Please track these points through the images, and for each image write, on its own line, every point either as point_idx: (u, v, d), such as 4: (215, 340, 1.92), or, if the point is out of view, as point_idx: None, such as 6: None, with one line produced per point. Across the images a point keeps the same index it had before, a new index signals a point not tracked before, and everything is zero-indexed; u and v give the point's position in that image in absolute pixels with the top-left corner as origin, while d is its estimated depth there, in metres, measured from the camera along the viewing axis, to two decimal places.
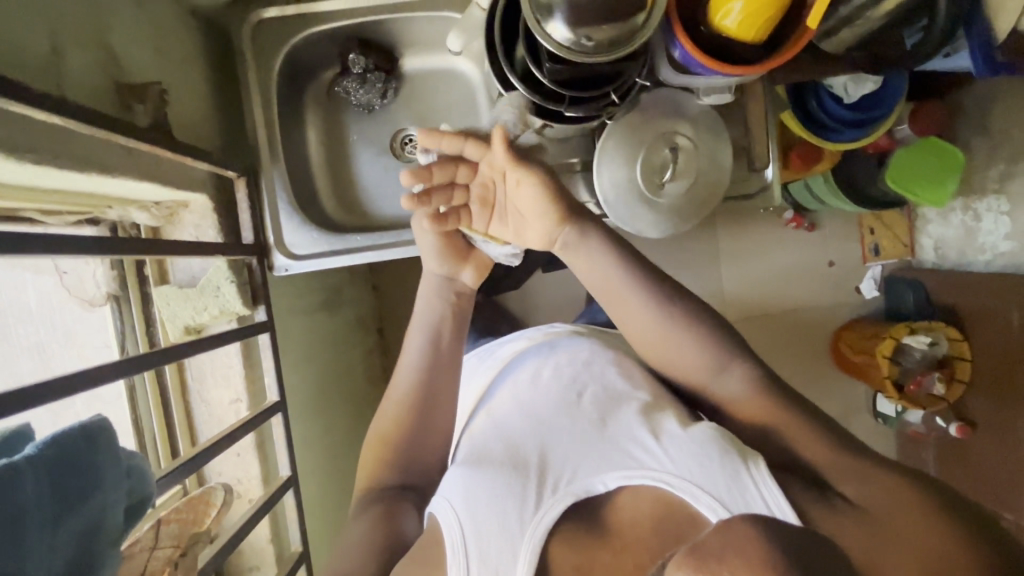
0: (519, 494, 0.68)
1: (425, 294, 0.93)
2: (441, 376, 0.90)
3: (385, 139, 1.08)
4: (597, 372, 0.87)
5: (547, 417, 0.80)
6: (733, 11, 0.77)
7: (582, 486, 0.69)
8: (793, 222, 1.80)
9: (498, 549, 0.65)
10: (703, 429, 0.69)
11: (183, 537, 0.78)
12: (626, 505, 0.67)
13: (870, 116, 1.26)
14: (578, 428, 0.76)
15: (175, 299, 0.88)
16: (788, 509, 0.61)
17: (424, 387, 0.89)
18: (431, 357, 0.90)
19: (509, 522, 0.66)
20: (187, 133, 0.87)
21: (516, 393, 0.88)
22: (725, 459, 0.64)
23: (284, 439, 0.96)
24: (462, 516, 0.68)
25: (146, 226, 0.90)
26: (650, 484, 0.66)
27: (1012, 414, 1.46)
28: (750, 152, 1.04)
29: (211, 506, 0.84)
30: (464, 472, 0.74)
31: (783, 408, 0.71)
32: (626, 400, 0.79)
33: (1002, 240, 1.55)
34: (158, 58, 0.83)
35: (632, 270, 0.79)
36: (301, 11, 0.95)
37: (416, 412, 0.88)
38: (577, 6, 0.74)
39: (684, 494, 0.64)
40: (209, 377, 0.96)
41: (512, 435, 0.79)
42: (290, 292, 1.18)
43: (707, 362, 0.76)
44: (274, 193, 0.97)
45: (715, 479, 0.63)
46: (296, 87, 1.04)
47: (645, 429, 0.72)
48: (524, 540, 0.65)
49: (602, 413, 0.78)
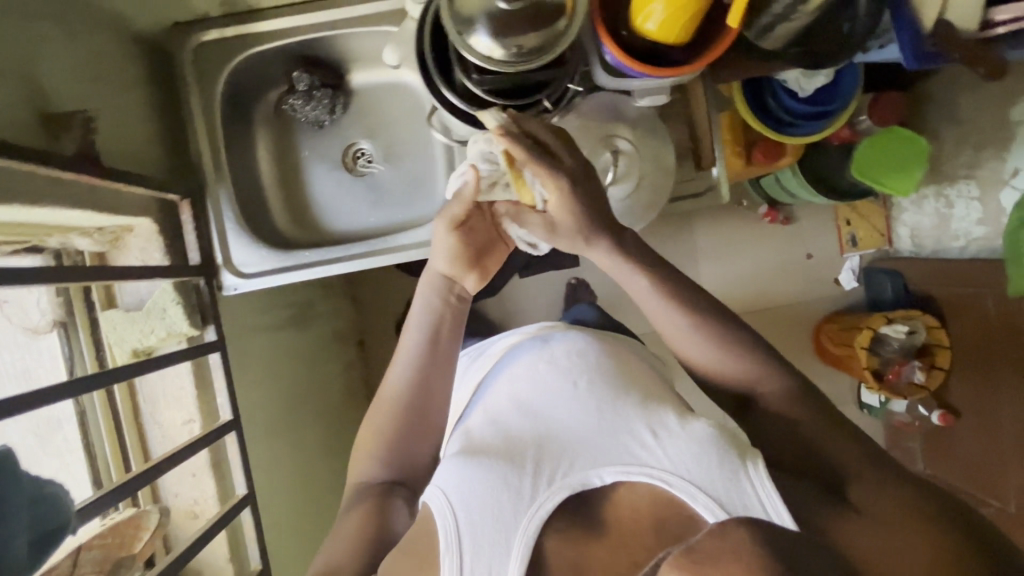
0: (515, 487, 0.65)
1: (425, 288, 0.85)
2: (439, 376, 0.83)
3: (337, 153, 1.05)
4: (593, 364, 0.80)
5: (540, 404, 0.75)
6: (654, 13, 0.71)
7: (579, 479, 0.65)
8: (767, 217, 1.78)
9: (491, 540, 0.62)
10: (700, 426, 0.67)
11: (105, 563, 0.73)
12: (624, 501, 0.63)
13: (828, 108, 1.26)
14: (576, 417, 0.72)
15: (121, 323, 0.83)
16: (787, 515, 0.58)
17: (420, 388, 0.81)
18: (427, 350, 0.83)
19: (505, 514, 0.63)
20: (124, 160, 0.82)
21: (513, 384, 0.80)
22: (723, 458, 0.62)
23: (241, 459, 0.90)
24: (456, 503, 0.64)
25: (91, 252, 0.85)
26: (646, 480, 0.63)
27: (992, 398, 1.46)
28: (696, 152, 0.99)
29: (143, 530, 0.80)
30: (456, 462, 0.70)
31: (810, 413, 0.68)
32: (626, 393, 0.75)
33: (974, 226, 1.53)
34: (94, 84, 0.78)
35: (667, 280, 0.74)
36: (240, 32, 0.91)
37: (410, 413, 0.80)
38: (500, 16, 0.71)
39: (682, 494, 0.61)
40: (161, 399, 0.88)
41: (505, 426, 0.74)
42: (251, 312, 1.13)
43: (738, 380, 0.72)
44: (222, 213, 0.93)
45: (714, 476, 0.61)
46: (244, 106, 1.00)
47: (645, 424, 0.69)
48: (518, 530, 0.63)
49: (601, 401, 0.73)
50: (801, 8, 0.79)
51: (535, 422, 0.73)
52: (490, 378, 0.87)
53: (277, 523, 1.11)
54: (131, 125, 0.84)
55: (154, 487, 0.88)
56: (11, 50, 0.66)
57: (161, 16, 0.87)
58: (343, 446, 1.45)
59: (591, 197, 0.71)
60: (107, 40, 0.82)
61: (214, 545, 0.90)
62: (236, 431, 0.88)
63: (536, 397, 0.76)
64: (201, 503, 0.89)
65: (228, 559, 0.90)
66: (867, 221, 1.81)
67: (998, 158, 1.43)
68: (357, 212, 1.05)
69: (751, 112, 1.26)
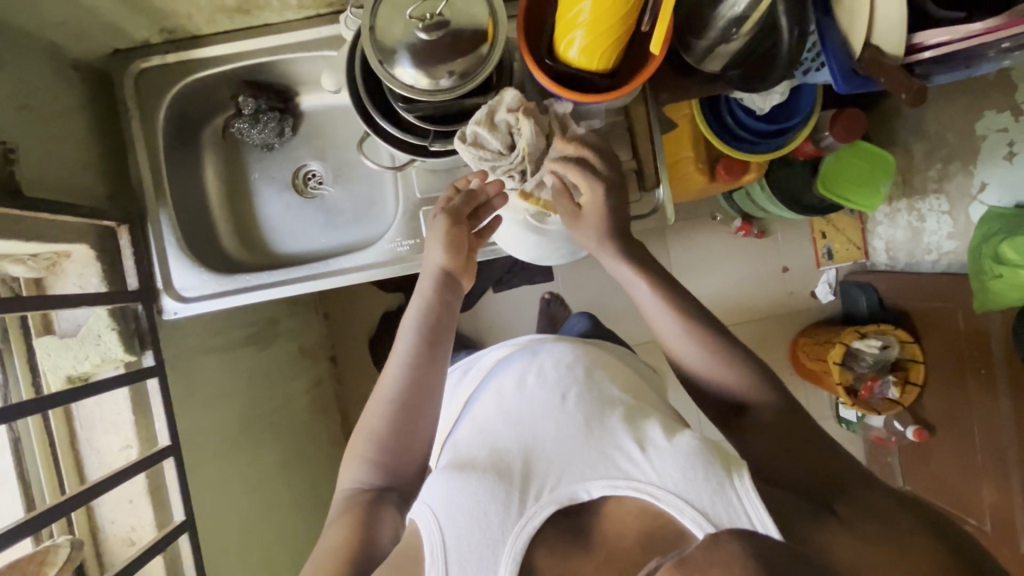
0: (503, 501, 0.64)
1: (422, 287, 0.82)
2: (430, 374, 0.79)
3: (287, 176, 1.05)
4: (579, 377, 0.81)
5: (526, 416, 0.75)
6: (575, 41, 0.72)
7: (566, 493, 0.64)
8: (742, 231, 1.77)
9: (477, 556, 0.61)
10: (684, 438, 0.66)
11: None
12: (614, 514, 0.62)
13: (787, 125, 1.26)
14: (564, 431, 0.71)
15: (55, 349, 0.84)
16: (771, 525, 0.57)
17: (415, 388, 0.77)
18: (421, 352, 0.79)
19: (491, 528, 0.62)
20: (53, 189, 0.81)
21: (500, 397, 0.81)
22: (709, 472, 0.61)
23: (178, 483, 0.90)
24: (441, 519, 0.64)
25: (27, 279, 0.85)
26: (634, 495, 0.62)
27: (963, 414, 1.43)
28: (640, 175, 0.97)
29: (48, 566, 0.74)
30: (443, 478, 0.69)
31: (774, 442, 0.69)
32: (611, 406, 0.75)
33: (945, 239, 1.50)
34: (21, 114, 0.79)
35: (665, 293, 0.78)
36: (183, 57, 0.92)
37: (404, 414, 0.76)
38: (420, 46, 0.71)
39: (665, 506, 0.60)
40: (98, 424, 0.88)
41: (492, 440, 0.74)
42: (202, 333, 1.12)
43: (732, 389, 0.74)
44: (164, 237, 0.93)
45: (702, 490, 0.60)
46: (190, 131, 1.00)
47: (631, 437, 0.68)
48: (505, 547, 0.61)
49: (588, 415, 0.73)
50: (736, 32, 0.77)
51: (519, 434, 0.73)
52: (479, 394, 0.88)
53: (229, 546, 1.10)
54: (68, 154, 0.85)
55: (90, 513, 0.89)
56: None
57: (98, 44, 0.88)
58: (307, 465, 1.44)
59: (619, 204, 0.80)
60: (40, 69, 0.83)
61: (152, 571, 0.90)
62: (176, 455, 0.89)
63: (521, 409, 0.76)
64: (138, 530, 0.89)
65: None
66: (843, 234, 1.79)
67: (965, 172, 1.40)
68: (308, 233, 1.05)
69: (708, 128, 1.25)
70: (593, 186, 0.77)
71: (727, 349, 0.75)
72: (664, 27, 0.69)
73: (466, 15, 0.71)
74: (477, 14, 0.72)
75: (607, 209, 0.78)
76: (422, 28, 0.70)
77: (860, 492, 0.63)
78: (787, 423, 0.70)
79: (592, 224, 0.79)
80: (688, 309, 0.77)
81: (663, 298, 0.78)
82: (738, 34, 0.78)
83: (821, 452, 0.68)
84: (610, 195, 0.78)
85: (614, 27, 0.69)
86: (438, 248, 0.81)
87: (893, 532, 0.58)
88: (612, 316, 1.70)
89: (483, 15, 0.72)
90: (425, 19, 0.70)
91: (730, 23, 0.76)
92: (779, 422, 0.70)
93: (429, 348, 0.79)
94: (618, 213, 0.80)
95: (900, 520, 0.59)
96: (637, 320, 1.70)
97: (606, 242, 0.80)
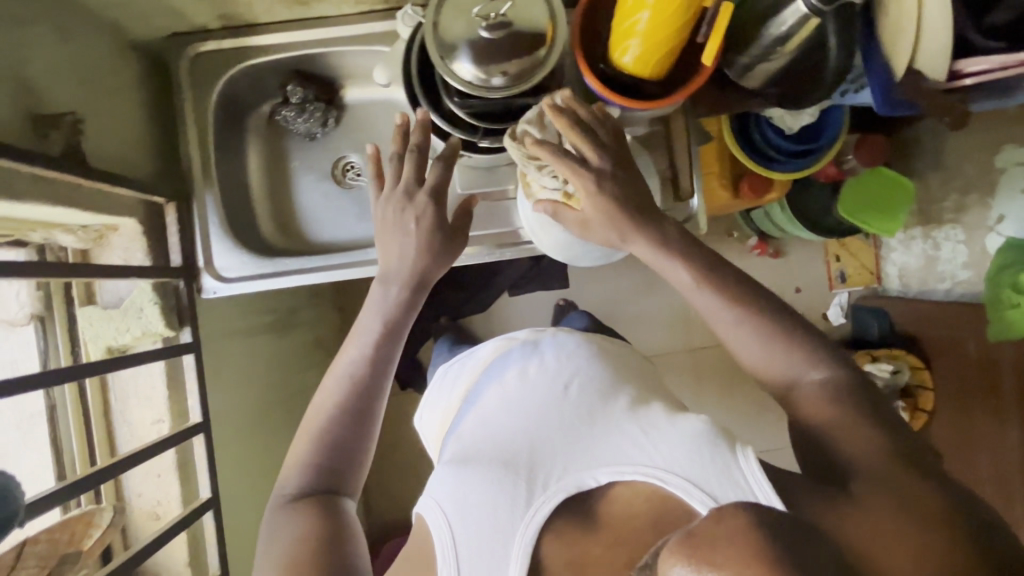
0: (511, 494, 0.67)
1: (372, 300, 0.84)
2: (379, 377, 0.82)
3: (326, 165, 1.06)
4: (582, 367, 0.83)
5: (529, 408, 0.78)
6: (630, 48, 0.74)
7: (573, 481, 0.67)
8: (757, 249, 1.78)
9: (489, 547, 0.64)
10: (694, 421, 0.67)
11: (52, 558, 0.70)
12: (619, 497, 0.65)
13: (813, 146, 1.28)
14: (567, 421, 0.75)
15: (98, 319, 0.85)
16: (775, 497, 0.57)
17: (358, 391, 0.80)
18: (370, 358, 0.82)
19: (501, 519, 0.65)
20: (111, 163, 0.83)
21: (503, 390, 0.83)
22: (715, 453, 0.62)
23: (206, 460, 0.90)
24: (450, 516, 0.67)
25: (75, 249, 0.88)
26: (642, 479, 0.64)
27: (970, 441, 1.42)
28: (676, 184, 0.99)
29: (94, 527, 0.77)
30: (453, 470, 0.72)
31: (858, 420, 0.63)
32: (614, 395, 0.78)
33: (959, 269, 1.51)
34: (84, 87, 0.81)
35: (704, 274, 0.74)
36: (238, 44, 0.95)
37: (348, 418, 0.79)
38: (481, 45, 0.73)
39: (674, 488, 0.62)
40: (132, 398, 0.89)
41: (497, 432, 0.76)
42: (231, 316, 1.13)
43: (785, 377, 0.70)
44: (207, 216, 0.95)
45: (708, 472, 0.61)
46: (236, 117, 1.02)
47: (634, 424, 0.71)
48: (516, 535, 0.64)
49: (590, 406, 0.76)
50: (779, 50, 0.80)
51: (524, 428, 0.75)
52: (481, 386, 0.88)
53: (241, 531, 1.10)
54: (123, 129, 0.87)
55: (118, 481, 0.89)
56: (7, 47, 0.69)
57: (158, 27, 0.90)
58: None
59: (621, 196, 0.75)
60: (104, 45, 0.85)
61: (173, 547, 0.91)
62: (205, 432, 0.89)
63: (523, 401, 0.79)
64: (164, 504, 0.90)
65: (186, 564, 0.91)
66: (857, 259, 1.80)
67: (982, 204, 1.42)
68: (340, 223, 1.06)
69: (738, 145, 1.27)
70: (583, 178, 0.74)
71: (788, 331, 0.71)
72: (718, 34, 0.71)
73: (527, 19, 0.74)
74: (537, 19, 0.74)
75: (602, 200, 0.74)
76: (486, 27, 0.73)
77: (907, 472, 0.58)
78: (826, 402, 0.66)
79: (598, 226, 0.77)
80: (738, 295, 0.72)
81: (700, 276, 0.74)
82: (782, 51, 0.80)
83: (872, 428, 0.62)
84: (606, 186, 0.74)
85: (669, 37, 0.72)
86: (441, 263, 0.86)
87: (928, 506, 0.54)
88: (625, 325, 1.70)
89: (543, 19, 0.74)
90: (489, 19, 0.73)
91: (775, 39, 0.78)
92: (840, 410, 0.64)
93: (379, 350, 0.82)
94: (631, 199, 0.75)
95: (920, 488, 0.56)
96: (649, 331, 1.70)
97: (630, 231, 0.75)
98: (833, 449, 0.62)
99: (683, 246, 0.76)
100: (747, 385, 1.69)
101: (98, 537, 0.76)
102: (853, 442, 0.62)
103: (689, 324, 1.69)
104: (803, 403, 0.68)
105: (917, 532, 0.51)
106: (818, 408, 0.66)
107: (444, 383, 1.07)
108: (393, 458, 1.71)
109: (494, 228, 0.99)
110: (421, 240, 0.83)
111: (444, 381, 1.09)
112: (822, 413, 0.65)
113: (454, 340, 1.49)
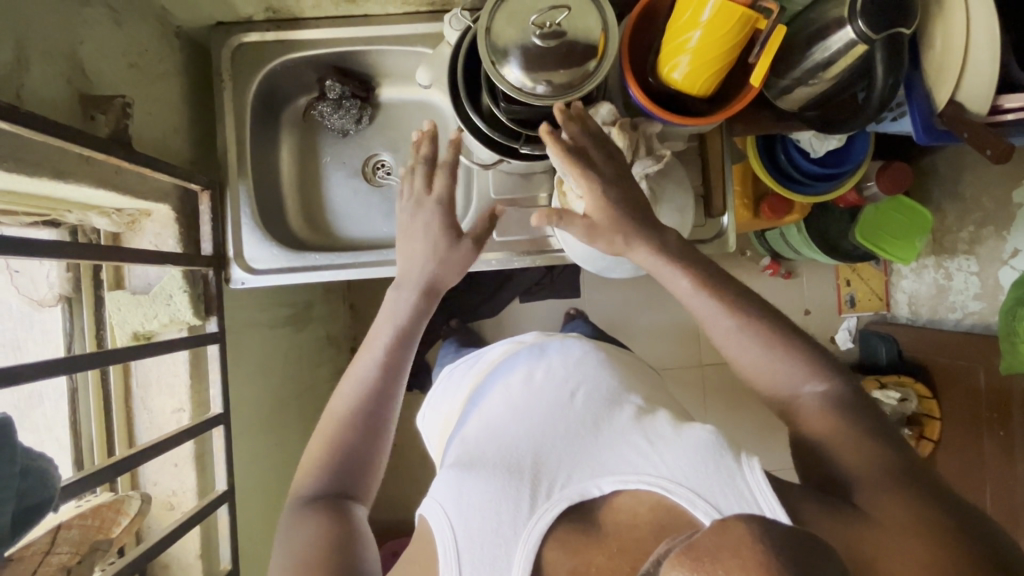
0: (515, 498, 0.61)
1: (387, 310, 0.80)
2: (389, 381, 0.77)
3: (357, 162, 1.05)
4: (589, 374, 0.82)
5: (535, 414, 0.75)
6: (680, 64, 0.74)
7: (577, 489, 0.62)
8: (769, 270, 1.71)
9: (491, 554, 0.58)
10: (698, 429, 0.64)
11: (83, 544, 0.73)
12: (623, 506, 0.60)
13: (837, 171, 1.26)
14: (572, 430, 0.71)
15: (126, 304, 0.87)
16: (782, 511, 0.55)
17: (370, 393, 0.76)
18: (383, 367, 0.77)
19: (503, 526, 0.60)
20: (148, 146, 0.84)
21: (508, 394, 0.81)
22: (721, 463, 0.58)
23: (223, 452, 0.90)
24: (452, 516, 0.61)
25: (106, 232, 0.89)
26: (646, 489, 0.60)
27: (976, 473, 1.36)
28: (708, 202, 1.00)
29: (123, 515, 0.79)
30: (455, 474, 0.67)
31: (856, 430, 0.63)
32: (619, 404, 0.75)
33: (971, 300, 1.44)
34: (129, 72, 0.82)
35: (708, 274, 0.73)
36: (280, 37, 0.94)
37: (359, 418, 0.75)
38: (532, 52, 0.73)
39: (679, 498, 0.57)
40: (154, 385, 0.91)
41: (501, 434, 0.72)
42: (252, 308, 1.12)
43: (783, 384, 0.69)
44: (239, 207, 0.95)
45: (713, 482, 0.57)
46: (272, 110, 1.02)
47: (641, 433, 0.67)
48: (518, 543, 0.59)
49: (597, 414, 0.73)
50: (820, 75, 0.80)
51: (527, 433, 0.71)
52: (485, 391, 0.86)
53: (249, 529, 1.09)
54: (160, 116, 0.87)
55: (133, 474, 0.92)
56: (60, 29, 0.70)
57: (203, 15, 0.90)
58: None
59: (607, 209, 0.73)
60: (149, 31, 0.86)
61: (186, 539, 0.92)
62: (223, 424, 0.89)
63: (530, 407, 0.77)
64: (178, 494, 0.92)
65: (198, 554, 0.93)
66: (867, 283, 1.74)
67: (997, 236, 1.35)
68: (368, 219, 1.05)
69: (764, 167, 1.26)
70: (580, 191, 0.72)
71: (788, 330, 0.71)
72: (769, 56, 0.72)
73: (581, 30, 0.74)
74: (592, 28, 0.75)
75: (595, 213, 0.73)
76: (540, 35, 0.73)
77: (903, 480, 0.58)
78: (832, 414, 0.65)
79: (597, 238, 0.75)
80: (772, 316, 0.71)
81: (695, 279, 0.73)
82: (824, 75, 0.80)
83: (877, 437, 0.62)
84: (603, 193, 0.72)
85: (720, 56, 0.72)
86: (455, 268, 0.82)
87: (934, 518, 0.54)
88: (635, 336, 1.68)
89: (597, 30, 0.75)
90: (543, 27, 0.73)
91: (818, 62, 0.79)
92: (836, 422, 0.64)
93: (394, 357, 0.78)
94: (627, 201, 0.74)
95: (928, 501, 0.56)
96: (659, 345, 1.68)
97: (625, 235, 0.73)
98: (831, 463, 0.62)
99: (696, 251, 0.75)
100: (754, 405, 1.70)
101: (126, 525, 0.78)
102: (851, 455, 0.61)
103: (699, 340, 1.69)
104: (806, 416, 0.67)
105: (925, 538, 0.52)
106: (822, 418, 0.65)
107: (447, 387, 1.06)
108: (396, 459, 1.70)
109: (524, 236, 0.99)
110: (441, 255, 0.80)
111: (448, 383, 1.07)
112: (824, 424, 0.65)
113: (461, 342, 1.47)
